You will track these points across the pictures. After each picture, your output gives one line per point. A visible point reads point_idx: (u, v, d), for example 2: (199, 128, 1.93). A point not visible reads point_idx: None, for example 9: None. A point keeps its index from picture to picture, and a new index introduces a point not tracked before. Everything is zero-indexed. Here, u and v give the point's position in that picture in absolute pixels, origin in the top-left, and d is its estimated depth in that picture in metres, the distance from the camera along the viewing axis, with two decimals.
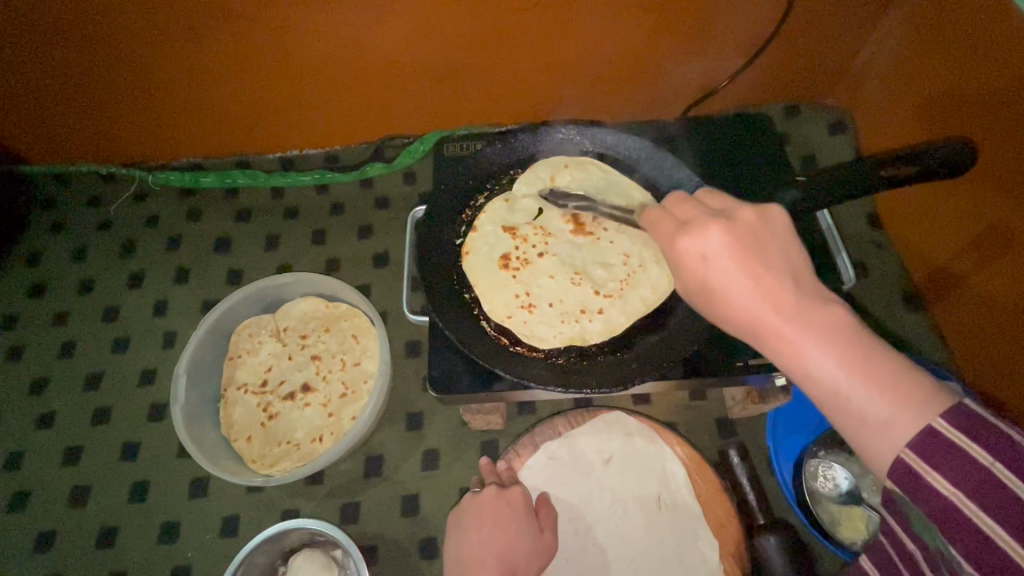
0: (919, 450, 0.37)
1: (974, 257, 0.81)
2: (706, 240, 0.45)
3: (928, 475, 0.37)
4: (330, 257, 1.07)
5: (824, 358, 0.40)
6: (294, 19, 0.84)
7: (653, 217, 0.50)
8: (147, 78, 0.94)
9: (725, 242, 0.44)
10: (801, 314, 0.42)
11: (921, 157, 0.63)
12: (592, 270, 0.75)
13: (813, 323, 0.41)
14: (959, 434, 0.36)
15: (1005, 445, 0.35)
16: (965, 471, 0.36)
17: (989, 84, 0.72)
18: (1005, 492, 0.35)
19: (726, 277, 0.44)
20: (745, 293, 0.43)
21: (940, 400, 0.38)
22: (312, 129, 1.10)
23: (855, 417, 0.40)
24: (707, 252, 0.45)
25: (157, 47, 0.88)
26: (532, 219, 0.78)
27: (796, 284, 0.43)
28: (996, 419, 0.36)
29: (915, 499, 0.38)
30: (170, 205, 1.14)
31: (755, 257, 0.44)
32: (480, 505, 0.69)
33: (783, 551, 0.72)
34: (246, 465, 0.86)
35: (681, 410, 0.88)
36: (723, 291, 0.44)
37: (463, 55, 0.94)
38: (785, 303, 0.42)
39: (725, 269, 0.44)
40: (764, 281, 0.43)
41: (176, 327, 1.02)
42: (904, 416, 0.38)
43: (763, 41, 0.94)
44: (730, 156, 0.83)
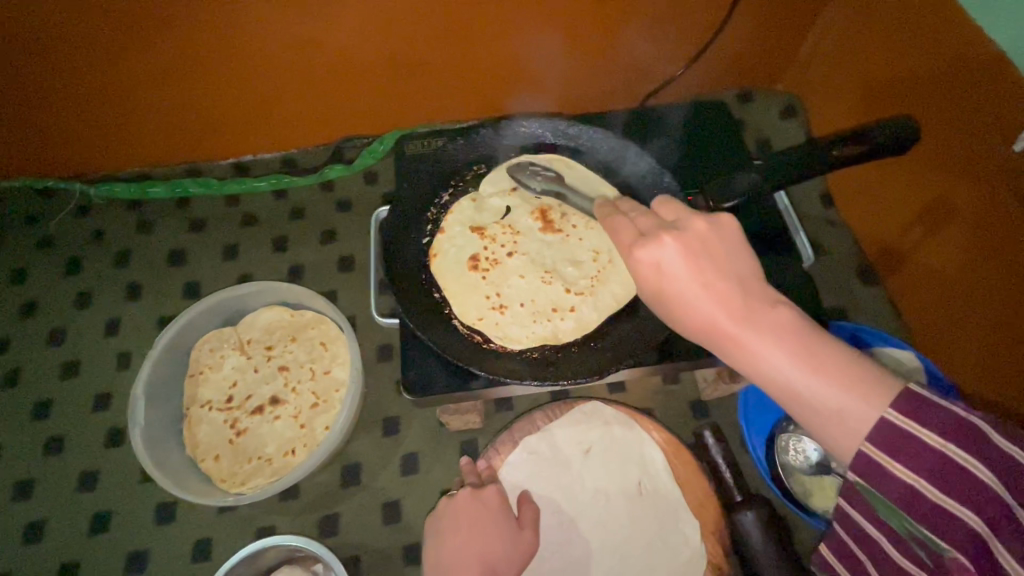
0: (881, 445, 0.41)
1: (922, 231, 0.85)
2: (660, 250, 0.47)
3: (892, 465, 0.41)
4: (293, 264, 1.03)
5: (765, 358, 0.43)
6: (246, 21, 0.82)
7: (617, 227, 0.53)
8: (92, 84, 0.89)
9: (677, 250, 0.47)
10: (741, 317, 0.45)
11: (868, 136, 0.66)
12: (562, 269, 0.74)
13: (756, 327, 0.44)
14: (911, 422, 0.40)
15: (952, 425, 0.40)
16: (922, 458, 0.40)
17: (933, 70, 0.78)
18: (958, 469, 0.40)
19: (682, 288, 0.46)
20: (700, 303, 0.46)
21: (888, 389, 0.41)
22: (268, 131, 1.06)
23: (807, 409, 0.43)
24: (662, 264, 0.47)
25: (104, 52, 0.84)
26: (500, 218, 0.77)
27: (744, 287, 0.46)
28: (944, 402, 0.40)
29: (883, 488, 0.42)
30: (117, 218, 1.07)
31: (705, 265, 0.47)
32: (460, 507, 0.68)
33: (759, 525, 0.74)
34: (216, 486, 0.83)
35: (655, 395, 0.89)
36: (678, 298, 0.47)
37: (421, 52, 0.92)
38: (735, 308, 0.45)
39: (679, 282, 0.46)
40: (717, 288, 0.46)
41: (131, 346, 0.97)
42: (860, 409, 0.41)
43: (715, 31, 0.96)
44: (691, 142, 0.84)
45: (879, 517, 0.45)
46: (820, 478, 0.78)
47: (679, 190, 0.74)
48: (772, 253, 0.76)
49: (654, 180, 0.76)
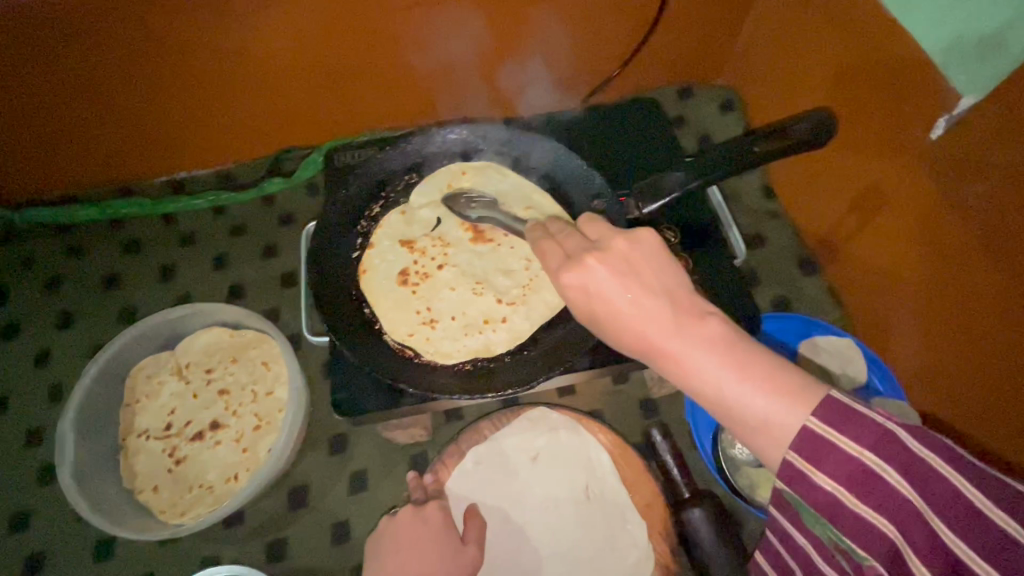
0: (802, 452, 0.41)
1: (856, 220, 0.87)
2: (586, 272, 0.49)
3: (813, 473, 0.41)
4: (234, 282, 1.01)
5: (699, 370, 0.44)
6: (171, 27, 0.80)
7: (545, 250, 0.54)
8: (12, 101, 0.86)
9: (604, 267, 0.48)
10: (673, 329, 0.45)
11: (786, 132, 0.69)
12: (494, 278, 0.74)
13: (690, 339, 0.44)
14: (832, 430, 0.41)
15: (874, 434, 0.40)
16: (841, 466, 0.40)
17: (853, 62, 0.80)
18: (877, 478, 0.40)
19: (611, 304, 0.47)
20: (629, 319, 0.46)
21: (814, 396, 0.42)
22: (204, 147, 1.03)
23: (738, 420, 0.43)
24: (588, 283, 0.48)
25: (23, 67, 0.81)
26: (430, 231, 0.77)
27: (674, 300, 0.46)
28: (866, 409, 0.41)
29: (807, 496, 0.43)
30: (45, 243, 1.03)
31: (633, 280, 0.47)
32: (399, 526, 0.67)
33: (707, 524, 0.74)
34: (156, 518, 0.80)
35: (605, 396, 0.89)
36: (609, 316, 0.47)
37: (354, 58, 0.91)
38: (664, 320, 0.45)
39: (607, 297, 0.47)
40: (646, 302, 0.46)
41: (64, 377, 0.93)
42: (784, 415, 0.42)
43: (649, 28, 0.96)
44: (626, 141, 0.84)
45: (811, 529, 0.46)
46: (765, 470, 0.80)
47: (610, 192, 0.74)
48: (707, 246, 0.75)
49: (586, 183, 0.76)
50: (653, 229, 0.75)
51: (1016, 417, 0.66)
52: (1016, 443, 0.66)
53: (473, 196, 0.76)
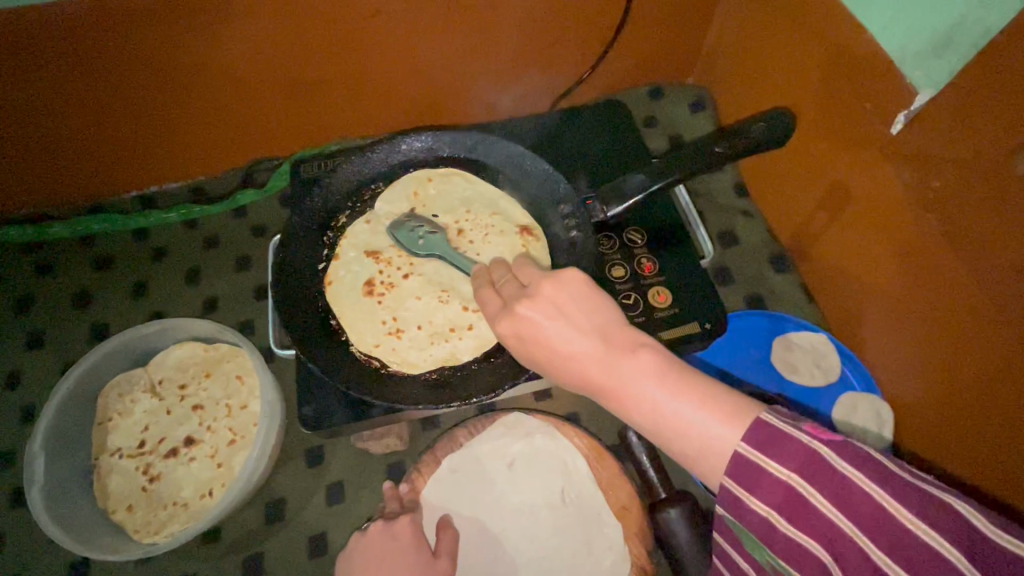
0: (736, 478, 0.45)
1: (824, 216, 0.87)
2: (520, 319, 0.51)
3: (747, 498, 0.45)
4: (207, 296, 1.00)
5: (635, 406, 0.47)
6: (135, 45, 0.80)
7: (484, 299, 0.56)
8: None
9: (536, 313, 0.51)
10: (605, 370, 0.48)
11: (745, 133, 0.70)
12: (460, 286, 0.74)
13: (620, 379, 0.48)
14: (761, 456, 0.44)
15: (800, 457, 0.44)
16: (770, 488, 0.44)
17: (815, 60, 0.81)
18: (804, 500, 0.44)
19: (546, 348, 0.51)
20: (565, 359, 0.50)
21: (745, 420, 0.45)
22: (174, 161, 1.02)
23: (679, 449, 0.47)
24: (522, 329, 0.51)
25: None
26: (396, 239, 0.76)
27: (603, 341, 0.49)
28: (794, 433, 0.44)
29: (743, 519, 0.47)
30: (14, 262, 1.02)
31: (565, 323, 0.50)
32: (370, 542, 0.67)
33: (684, 524, 0.73)
34: (130, 538, 0.79)
35: (581, 400, 0.89)
36: (548, 358, 0.51)
37: (321, 69, 0.91)
38: (596, 359, 0.49)
39: (542, 340, 0.51)
40: (578, 343, 0.49)
41: (36, 397, 0.92)
42: (718, 442, 0.45)
43: (615, 30, 0.96)
44: (593, 144, 0.84)
45: (753, 551, 0.50)
46: None
47: (575, 196, 0.74)
48: (675, 246, 0.75)
49: (551, 188, 0.76)
50: (620, 232, 0.76)
51: (985, 409, 0.66)
52: (982, 432, 0.67)
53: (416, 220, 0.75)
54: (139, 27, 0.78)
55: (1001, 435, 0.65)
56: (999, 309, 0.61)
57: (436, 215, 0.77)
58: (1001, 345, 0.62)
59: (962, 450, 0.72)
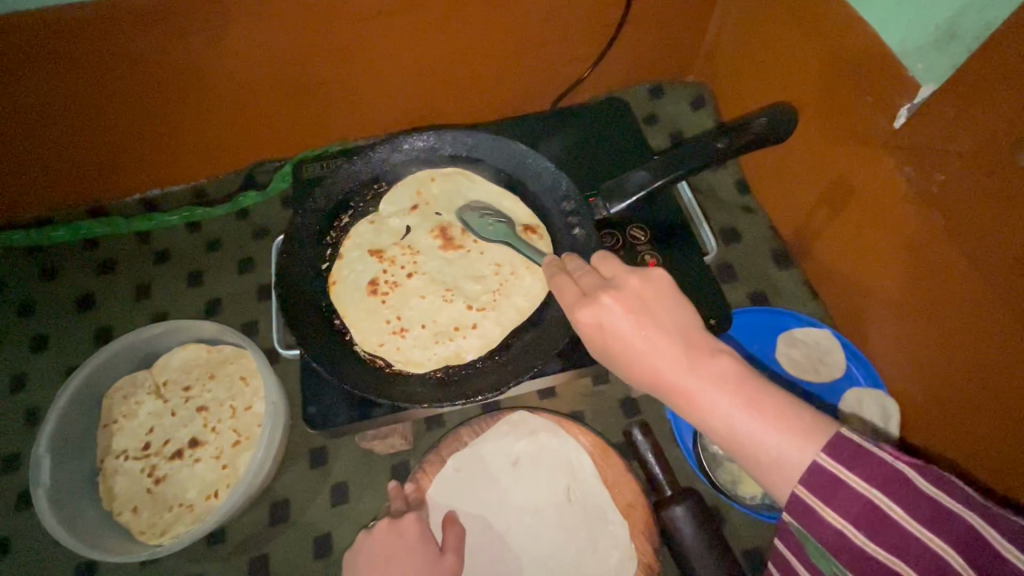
0: (812, 488, 0.44)
1: (827, 212, 0.87)
2: (601, 309, 0.50)
3: (822, 510, 0.44)
4: (210, 298, 1.00)
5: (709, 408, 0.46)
6: (140, 50, 0.81)
7: (560, 286, 0.55)
8: None
9: (619, 304, 0.49)
10: (684, 370, 0.47)
11: (748, 128, 0.70)
12: (463, 285, 0.75)
13: (699, 380, 0.46)
14: (842, 468, 0.43)
15: (880, 473, 0.43)
16: (850, 503, 0.44)
17: (815, 55, 0.81)
18: (883, 515, 0.43)
19: (623, 342, 0.49)
20: (643, 355, 0.48)
21: (822, 434, 0.45)
22: (178, 163, 1.03)
23: (752, 455, 0.45)
24: (602, 318, 0.50)
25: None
26: (400, 239, 0.77)
27: (686, 340, 0.48)
28: (874, 448, 0.44)
29: (815, 532, 0.46)
30: (18, 266, 1.02)
31: (646, 319, 0.49)
32: (376, 542, 0.67)
33: (690, 520, 0.73)
34: (136, 539, 0.79)
35: (585, 398, 0.89)
36: (623, 352, 0.49)
37: (322, 70, 0.91)
38: (677, 357, 0.47)
39: (618, 334, 0.49)
40: (658, 339, 0.48)
41: (41, 400, 0.92)
42: (792, 452, 0.44)
43: (615, 28, 0.96)
44: (594, 141, 0.84)
45: (815, 561, 0.49)
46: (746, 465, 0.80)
47: (577, 193, 0.74)
48: (677, 243, 0.75)
49: (553, 185, 0.76)
50: (623, 229, 0.76)
51: (990, 403, 0.66)
52: (989, 425, 0.67)
53: (485, 209, 0.76)
54: (143, 30, 0.78)
55: (1008, 428, 0.65)
56: (1002, 302, 0.61)
57: (440, 214, 0.78)
58: (1006, 338, 0.62)
59: (966, 443, 0.71)
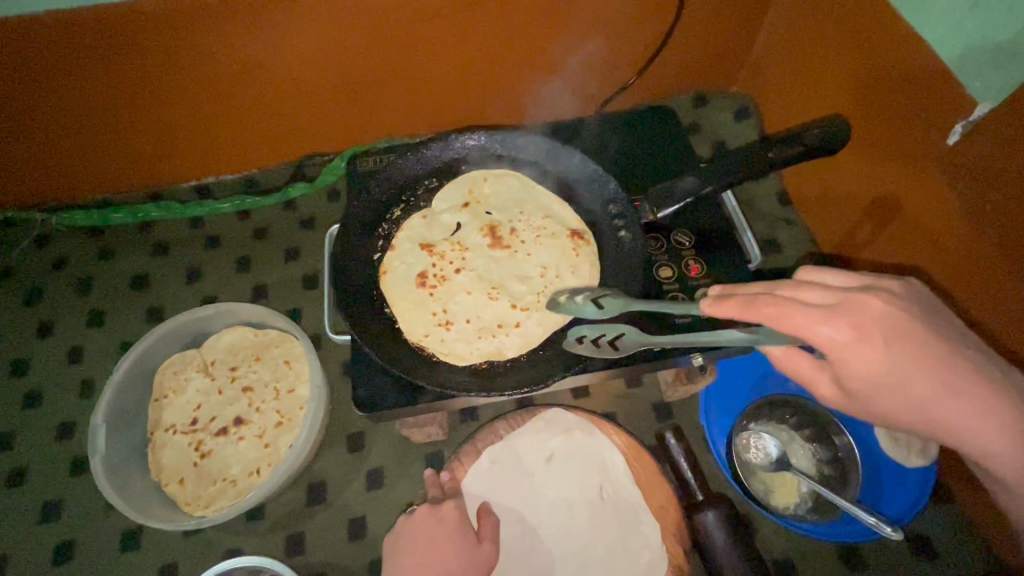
0: None
1: (872, 226, 0.87)
2: (845, 323, 0.51)
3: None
4: (257, 283, 1.04)
5: (952, 411, 0.51)
6: (211, 43, 0.85)
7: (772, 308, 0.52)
8: (60, 110, 0.91)
9: (873, 313, 0.52)
10: (933, 374, 0.50)
11: (802, 139, 0.71)
12: (509, 284, 0.76)
13: (943, 380, 0.50)
14: None
15: None
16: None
17: (867, 69, 0.81)
18: None
19: (886, 357, 0.51)
20: (906, 369, 0.51)
21: None
22: (232, 153, 1.07)
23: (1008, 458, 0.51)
24: (855, 333, 0.51)
25: (75, 79, 0.86)
26: (450, 235, 0.79)
27: (935, 350, 0.51)
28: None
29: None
30: (79, 245, 1.07)
31: (902, 335, 0.51)
32: (415, 525, 0.70)
33: (720, 525, 0.74)
34: (181, 510, 0.83)
35: (618, 399, 0.90)
36: (884, 367, 0.51)
37: (376, 68, 0.94)
38: (938, 372, 0.50)
39: (875, 349, 0.51)
40: (919, 354, 0.51)
41: (96, 373, 0.97)
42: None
43: (665, 36, 0.98)
44: (640, 147, 0.85)
45: None
46: (780, 474, 0.80)
47: (624, 198, 0.76)
48: (722, 250, 0.76)
49: (600, 188, 0.78)
50: (668, 233, 0.77)
51: None
52: None
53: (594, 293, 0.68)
54: (214, 24, 0.82)
55: None
56: None
57: (490, 213, 0.80)
58: None
59: None
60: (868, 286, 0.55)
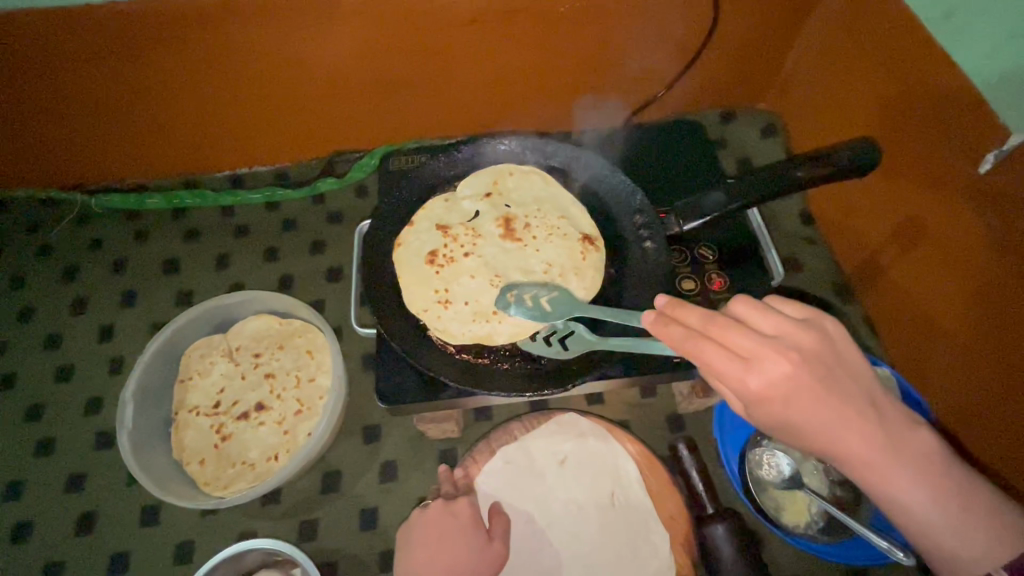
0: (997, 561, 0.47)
1: (896, 250, 0.87)
2: (771, 374, 0.46)
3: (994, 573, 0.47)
4: (283, 274, 1.06)
5: (881, 476, 0.47)
6: (254, 39, 0.87)
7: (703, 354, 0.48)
8: (106, 96, 0.94)
9: (785, 372, 0.46)
10: (857, 432, 0.47)
11: (831, 160, 0.71)
12: (513, 275, 0.75)
13: (865, 441, 0.47)
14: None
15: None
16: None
17: (898, 92, 0.81)
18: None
19: (811, 414, 0.46)
20: (830, 427, 0.47)
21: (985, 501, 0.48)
22: (266, 146, 1.10)
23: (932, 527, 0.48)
24: (781, 388, 0.46)
25: (122, 67, 0.90)
26: (466, 220, 0.79)
27: (862, 408, 0.47)
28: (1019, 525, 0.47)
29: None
30: (115, 227, 1.11)
31: (829, 391, 0.47)
32: (429, 519, 0.72)
33: (730, 540, 0.74)
34: (200, 489, 0.85)
35: (632, 408, 0.91)
36: (804, 424, 0.47)
37: (412, 70, 0.97)
38: (864, 431, 0.47)
39: (801, 404, 0.46)
40: (842, 411, 0.47)
41: (125, 351, 1.00)
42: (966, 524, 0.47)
43: (697, 52, 0.99)
44: (668, 161, 0.86)
45: None
46: (792, 493, 0.79)
47: (650, 209, 0.78)
48: (746, 267, 0.77)
49: (627, 199, 0.80)
50: (691, 246, 0.78)
51: None
52: None
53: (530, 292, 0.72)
54: (259, 22, 0.85)
55: None
56: None
57: (509, 206, 0.80)
58: None
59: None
60: (792, 328, 0.49)
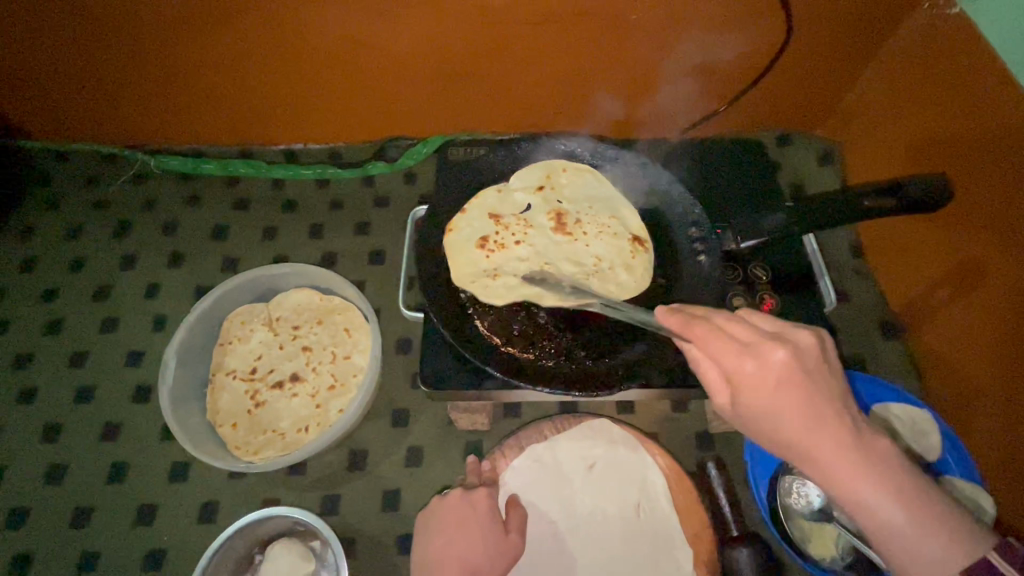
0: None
1: (949, 291, 0.85)
2: (766, 363, 0.47)
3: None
4: (327, 251, 1.08)
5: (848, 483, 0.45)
6: (323, 17, 0.89)
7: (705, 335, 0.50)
8: (175, 60, 0.96)
9: (783, 363, 0.47)
10: (833, 438, 0.46)
11: (899, 191, 0.70)
12: (562, 264, 0.78)
13: (837, 447, 0.46)
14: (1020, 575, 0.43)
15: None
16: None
17: (965, 130, 0.79)
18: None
19: (790, 410, 0.47)
20: (805, 427, 0.46)
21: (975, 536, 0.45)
22: (321, 124, 1.12)
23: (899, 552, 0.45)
24: (768, 379, 0.47)
25: (192, 33, 0.91)
26: (518, 212, 0.82)
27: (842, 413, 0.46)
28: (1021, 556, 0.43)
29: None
30: (169, 189, 1.14)
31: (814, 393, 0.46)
32: (449, 505, 0.72)
33: (752, 563, 0.74)
34: (229, 452, 0.86)
35: (662, 421, 0.90)
36: (778, 420, 0.47)
37: (476, 62, 0.98)
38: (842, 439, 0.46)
39: (781, 400, 0.47)
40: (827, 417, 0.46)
41: (168, 310, 1.02)
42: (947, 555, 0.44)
43: (763, 71, 0.98)
44: (725, 178, 0.86)
45: None
46: (821, 526, 0.78)
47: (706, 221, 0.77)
48: (796, 292, 0.76)
49: (684, 210, 0.79)
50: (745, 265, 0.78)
51: None
52: None
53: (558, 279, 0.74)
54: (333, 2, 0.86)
55: None
56: None
57: (561, 201, 0.82)
58: None
59: None
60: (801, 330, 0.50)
